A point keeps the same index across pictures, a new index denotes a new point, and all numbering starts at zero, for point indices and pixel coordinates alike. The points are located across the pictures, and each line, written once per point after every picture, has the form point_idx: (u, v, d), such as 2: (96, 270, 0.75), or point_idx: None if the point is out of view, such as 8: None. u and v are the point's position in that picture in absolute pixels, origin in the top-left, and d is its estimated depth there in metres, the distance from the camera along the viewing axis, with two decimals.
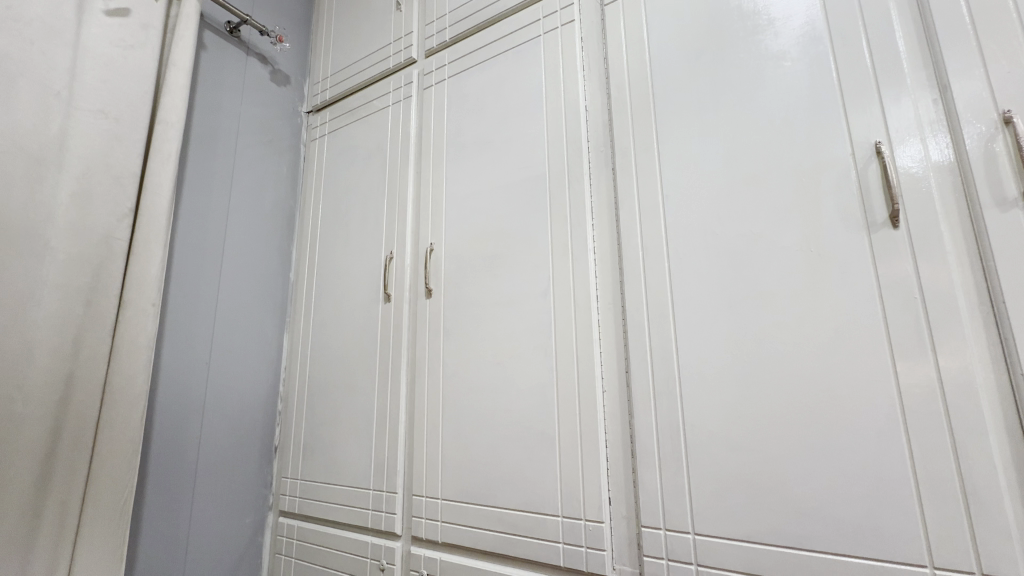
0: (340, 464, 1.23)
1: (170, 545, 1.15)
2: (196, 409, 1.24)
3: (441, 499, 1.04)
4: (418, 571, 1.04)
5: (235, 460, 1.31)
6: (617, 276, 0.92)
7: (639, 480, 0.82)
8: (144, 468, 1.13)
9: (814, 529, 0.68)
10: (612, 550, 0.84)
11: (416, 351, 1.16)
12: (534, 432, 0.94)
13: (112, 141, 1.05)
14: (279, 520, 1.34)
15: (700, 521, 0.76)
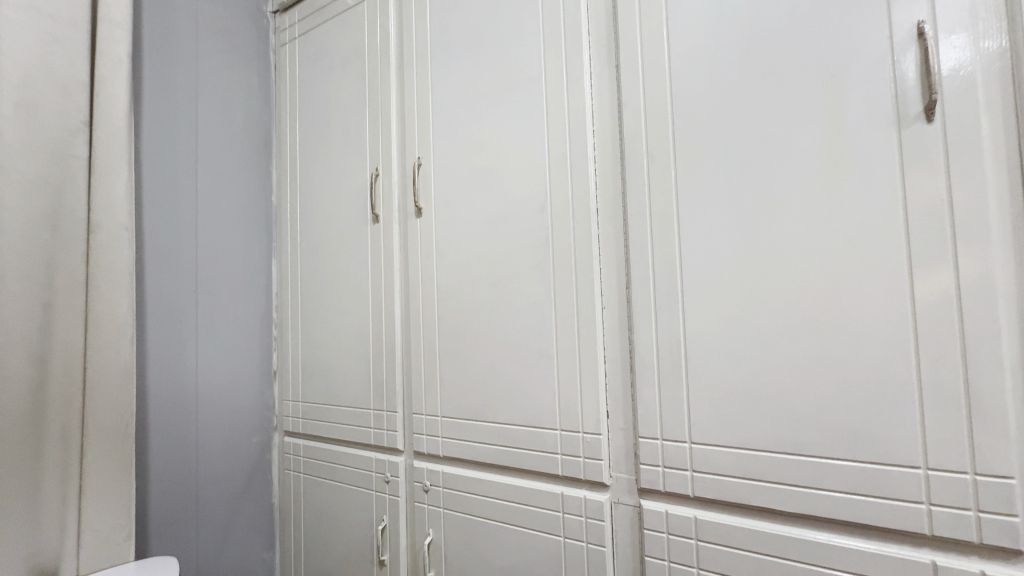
0: (339, 386, 1.24)
1: (181, 465, 1.20)
2: (190, 335, 1.23)
3: (441, 417, 1.05)
4: (421, 483, 1.08)
5: (235, 384, 1.31)
6: (619, 188, 0.86)
7: (638, 394, 0.82)
8: (143, 394, 1.14)
9: (811, 435, 0.68)
10: (610, 459, 0.86)
11: (410, 274, 1.12)
12: (532, 350, 0.93)
13: (50, 43, 0.92)
14: (285, 440, 1.37)
15: (697, 431, 0.76)
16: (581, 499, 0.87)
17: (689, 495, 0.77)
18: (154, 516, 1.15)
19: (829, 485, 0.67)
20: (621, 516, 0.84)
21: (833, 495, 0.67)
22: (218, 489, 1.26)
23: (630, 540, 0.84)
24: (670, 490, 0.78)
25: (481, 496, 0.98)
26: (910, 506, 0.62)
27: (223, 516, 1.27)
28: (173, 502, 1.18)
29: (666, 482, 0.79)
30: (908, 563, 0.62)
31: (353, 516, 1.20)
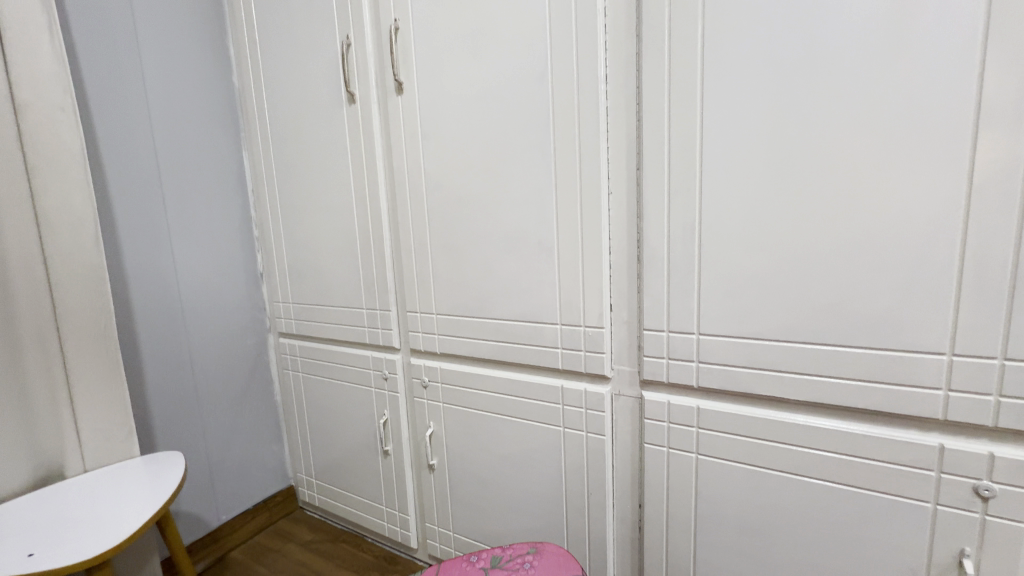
0: (329, 287, 1.19)
1: (176, 366, 1.17)
2: (163, 237, 1.14)
3: (436, 314, 1.01)
4: (420, 379, 1.07)
5: (220, 287, 1.26)
6: (633, 48, 0.73)
7: (644, 286, 0.77)
8: (123, 301, 1.07)
9: (829, 322, 0.64)
10: (612, 352, 0.83)
11: (394, 163, 1.01)
12: (531, 242, 0.86)
13: None
14: (280, 341, 1.35)
15: (706, 322, 0.72)
16: (582, 391, 0.85)
17: (693, 386, 0.75)
18: (156, 415, 1.13)
19: (843, 373, 0.64)
20: (621, 406, 0.84)
21: (846, 383, 0.64)
22: (217, 389, 1.26)
23: (629, 428, 0.84)
24: (673, 381, 0.77)
25: (480, 390, 0.98)
26: (927, 392, 0.60)
27: (228, 414, 1.28)
28: (175, 405, 1.17)
29: (669, 373, 0.77)
30: (913, 446, 0.61)
31: (354, 411, 1.22)
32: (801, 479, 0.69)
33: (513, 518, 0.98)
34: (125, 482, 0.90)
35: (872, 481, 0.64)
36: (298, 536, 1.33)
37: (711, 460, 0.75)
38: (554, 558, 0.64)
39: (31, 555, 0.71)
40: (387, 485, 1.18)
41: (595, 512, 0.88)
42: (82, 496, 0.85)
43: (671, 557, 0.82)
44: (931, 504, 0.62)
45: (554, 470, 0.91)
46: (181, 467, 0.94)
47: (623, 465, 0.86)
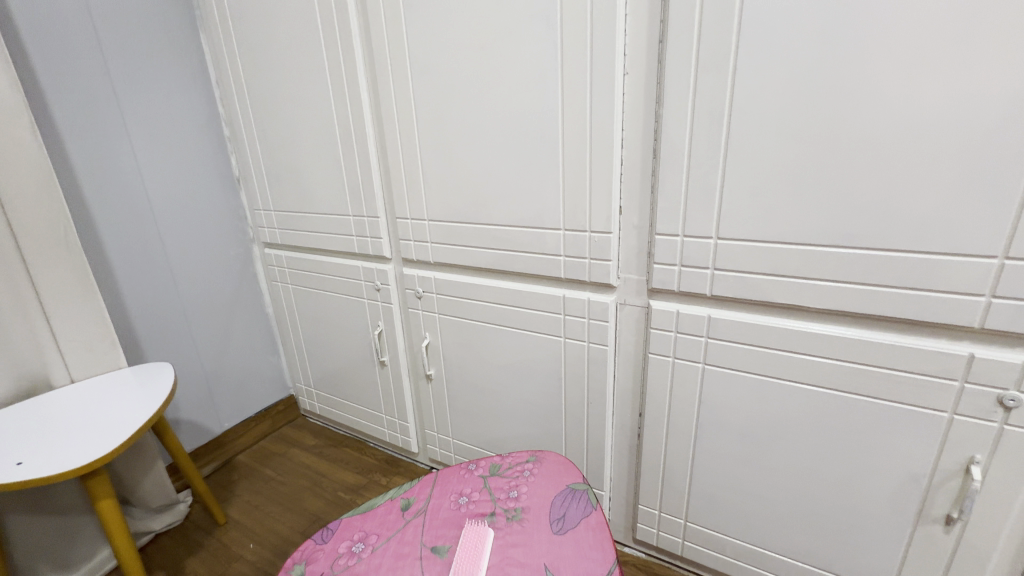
0: (310, 193, 1.09)
1: (154, 277, 1.11)
2: (119, 137, 1.02)
3: (428, 221, 0.93)
4: (413, 290, 1.02)
5: (193, 193, 1.16)
6: None
7: (659, 184, 0.69)
8: (85, 209, 0.98)
9: (867, 223, 0.57)
10: (619, 260, 0.77)
11: (373, 43, 0.86)
12: (532, 136, 0.76)
13: None
14: (266, 252, 1.29)
15: (727, 225, 0.65)
16: (585, 301, 0.80)
17: (706, 294, 0.70)
18: (141, 328, 1.09)
19: (875, 279, 0.58)
20: (625, 316, 0.80)
21: (877, 289, 0.58)
22: (204, 301, 1.21)
23: (633, 339, 0.80)
24: (685, 290, 0.71)
25: (476, 301, 0.93)
26: (967, 299, 0.54)
27: (218, 327, 1.25)
28: (161, 318, 1.13)
29: (681, 281, 0.71)
30: (941, 355, 0.57)
31: (348, 323, 1.18)
32: (812, 389, 0.66)
33: (512, 425, 0.99)
34: (113, 391, 0.88)
35: (888, 391, 0.62)
36: (302, 441, 1.37)
37: (718, 370, 0.73)
38: (554, 466, 0.63)
39: (20, 464, 0.70)
40: (386, 395, 1.19)
41: (594, 421, 0.87)
42: (69, 406, 0.83)
43: (669, 462, 0.82)
44: (948, 414, 0.59)
45: (554, 381, 0.89)
46: (170, 377, 0.92)
47: (625, 375, 0.83)
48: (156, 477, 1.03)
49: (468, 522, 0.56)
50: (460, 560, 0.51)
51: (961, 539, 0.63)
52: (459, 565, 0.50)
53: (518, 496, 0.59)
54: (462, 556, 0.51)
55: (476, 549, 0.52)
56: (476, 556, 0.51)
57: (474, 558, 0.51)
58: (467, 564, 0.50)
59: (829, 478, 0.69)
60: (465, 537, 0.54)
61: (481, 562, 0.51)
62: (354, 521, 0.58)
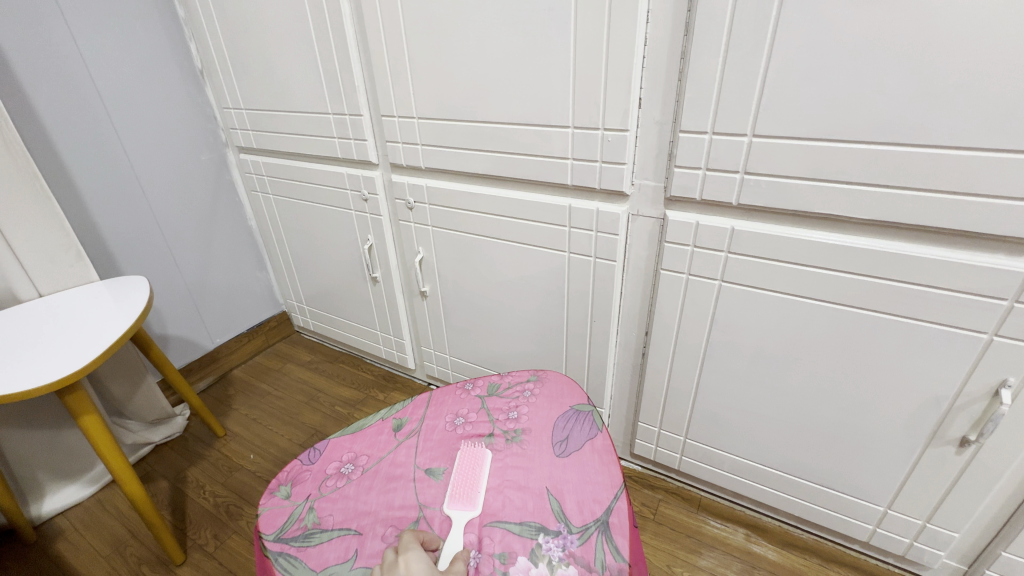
0: (283, 87, 0.96)
1: (119, 185, 1.01)
2: (53, 16, 0.86)
3: (417, 119, 0.82)
4: (404, 200, 0.93)
5: (151, 88, 1.02)
6: None
7: (689, 69, 0.58)
8: (26, 105, 0.86)
9: (940, 113, 0.48)
10: (634, 163, 0.68)
11: None
12: (538, 6, 0.63)
13: None
14: (242, 158, 1.17)
15: (767, 120, 0.56)
16: (594, 212, 0.72)
17: (732, 204, 0.62)
18: (112, 241, 1.02)
19: (935, 184, 0.50)
20: (638, 228, 0.72)
21: (934, 196, 0.51)
22: (178, 213, 1.12)
23: (644, 253, 0.74)
24: (708, 198, 0.63)
25: (473, 212, 0.85)
26: None
27: (197, 240, 1.17)
28: (132, 231, 1.05)
29: (704, 188, 0.63)
30: (994, 272, 0.51)
31: (336, 237, 1.11)
32: (839, 308, 0.61)
33: (511, 343, 0.95)
34: (84, 305, 0.82)
35: (925, 311, 0.56)
36: (297, 357, 1.35)
37: (736, 287, 0.67)
38: (556, 386, 0.59)
39: None
40: (380, 312, 1.14)
41: (597, 339, 0.83)
42: (37, 320, 0.78)
43: (673, 381, 0.80)
44: (988, 335, 0.54)
45: (556, 298, 0.84)
46: (147, 290, 0.86)
47: (632, 292, 0.78)
48: (145, 393, 1.01)
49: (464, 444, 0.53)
50: (456, 483, 0.48)
51: (972, 460, 0.61)
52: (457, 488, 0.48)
53: (518, 417, 0.55)
54: (459, 478, 0.49)
55: (472, 472, 0.49)
56: (473, 479, 0.48)
57: (472, 480, 0.48)
58: (464, 487, 0.48)
59: (842, 399, 0.66)
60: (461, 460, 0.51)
61: (478, 485, 0.48)
62: (343, 441, 0.55)
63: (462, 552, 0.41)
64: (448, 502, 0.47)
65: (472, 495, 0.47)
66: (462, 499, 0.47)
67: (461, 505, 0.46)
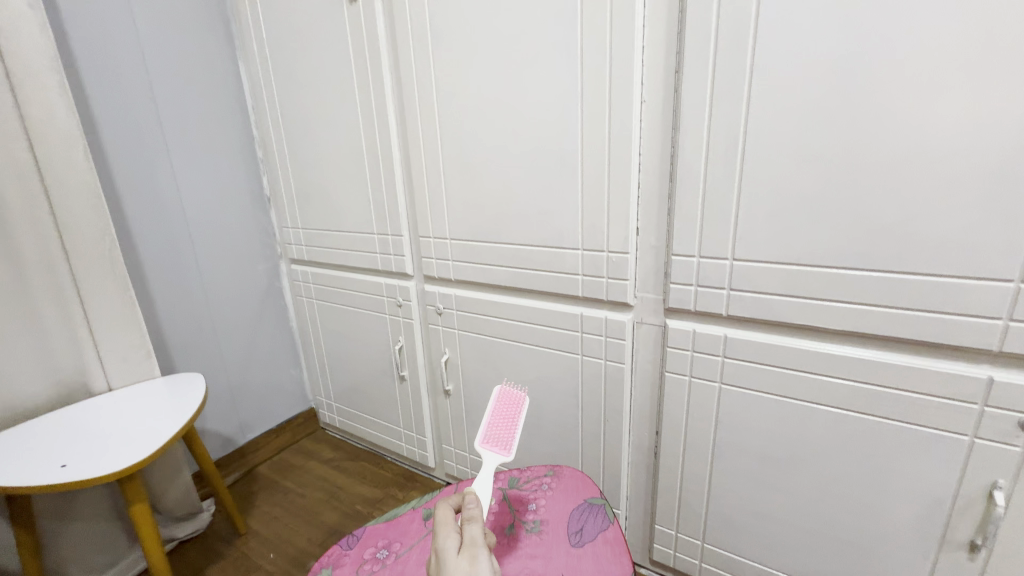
0: (336, 211, 1.14)
1: (186, 290, 1.16)
2: (161, 159, 1.08)
3: (450, 239, 0.97)
4: (434, 306, 1.05)
5: (227, 211, 1.22)
6: None
7: (676, 207, 0.71)
8: (127, 228, 1.04)
9: (883, 245, 0.58)
10: (635, 280, 0.79)
11: (402, 71, 0.92)
12: (552, 158, 0.79)
13: None
14: (292, 268, 1.33)
15: (743, 247, 0.67)
16: (602, 319, 0.82)
17: (722, 314, 0.72)
18: (172, 340, 1.14)
19: (891, 301, 0.59)
20: (643, 335, 0.81)
21: (893, 311, 0.59)
22: (232, 314, 1.26)
23: (650, 358, 0.82)
24: (701, 309, 0.73)
25: (496, 318, 0.95)
26: (984, 321, 0.55)
27: (244, 339, 1.29)
28: (191, 330, 1.18)
29: (697, 301, 0.73)
30: (959, 378, 0.58)
31: (369, 338, 1.22)
32: (829, 411, 0.67)
33: (530, 442, 1.00)
34: (146, 400, 0.92)
35: (907, 414, 0.62)
36: (321, 454, 1.39)
37: (734, 390, 0.73)
38: (572, 480, 0.64)
39: (64, 466, 0.73)
40: (405, 410, 1.21)
41: (611, 438, 0.88)
42: (106, 412, 0.88)
43: (686, 482, 0.83)
44: (969, 437, 0.59)
45: (571, 398, 0.91)
46: (202, 386, 0.96)
47: (642, 393, 0.84)
48: (181, 484, 1.06)
49: (495, 393, 0.65)
50: (489, 432, 0.59)
51: (986, 567, 0.62)
52: (491, 433, 0.59)
53: (536, 509, 0.60)
54: (495, 429, 0.59)
55: (510, 427, 0.60)
56: (509, 431, 0.59)
57: (506, 431, 0.59)
58: (497, 436, 0.58)
59: (848, 502, 0.69)
60: (495, 410, 0.63)
61: (509, 436, 0.59)
62: (378, 529, 0.60)
63: (475, 513, 0.43)
64: (481, 444, 0.57)
65: (505, 444, 0.57)
66: (496, 445, 0.57)
67: (496, 449, 0.56)
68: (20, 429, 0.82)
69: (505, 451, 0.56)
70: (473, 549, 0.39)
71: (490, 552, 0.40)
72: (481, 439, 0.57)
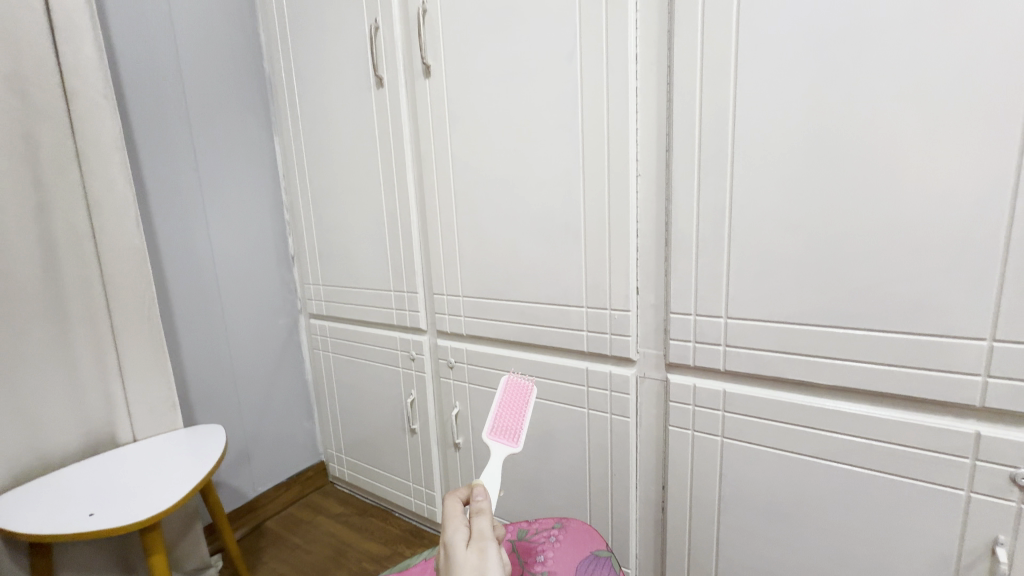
0: (356, 269, 1.22)
1: (211, 343, 1.22)
2: (199, 222, 1.18)
3: (462, 296, 1.03)
4: (446, 360, 1.10)
5: (254, 269, 1.30)
6: (665, 25, 0.72)
7: (672, 268, 0.77)
8: (164, 285, 1.12)
9: (864, 305, 0.63)
10: (637, 335, 0.83)
11: (421, 146, 1.02)
12: (557, 223, 0.86)
13: None
14: (311, 322, 1.40)
15: (735, 306, 0.72)
16: (607, 374, 0.86)
17: (720, 369, 0.75)
18: (194, 392, 1.19)
19: (877, 357, 0.63)
20: (646, 389, 0.85)
21: (879, 367, 0.63)
22: (251, 367, 1.31)
23: (654, 411, 0.84)
24: (700, 364, 0.77)
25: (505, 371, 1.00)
26: (965, 377, 0.58)
27: (261, 391, 1.34)
28: (213, 382, 1.23)
29: (696, 356, 0.77)
30: (948, 432, 0.60)
31: (382, 391, 1.25)
32: (828, 465, 0.69)
33: (538, 497, 1.01)
34: (169, 450, 0.95)
35: (903, 468, 0.64)
36: (329, 509, 1.39)
37: (736, 443, 0.76)
38: (579, 532, 0.66)
39: (93, 514, 0.76)
40: (414, 463, 1.22)
41: (618, 493, 0.89)
42: (131, 462, 0.91)
43: (694, 539, 0.83)
44: (965, 491, 0.61)
45: (578, 451, 0.93)
46: (222, 438, 0.99)
47: (647, 447, 0.87)
48: (193, 538, 1.07)
49: (503, 383, 0.69)
50: (497, 425, 0.63)
51: None
52: (499, 424, 0.63)
53: (544, 560, 0.62)
54: (503, 421, 0.64)
55: (517, 418, 0.64)
56: (517, 423, 0.63)
57: (515, 421, 0.64)
58: (506, 428, 0.62)
59: (856, 559, 0.69)
60: (503, 401, 0.67)
61: (517, 427, 0.63)
62: None
63: (482, 508, 0.45)
64: (490, 436, 0.61)
65: (513, 435, 0.61)
66: (504, 437, 0.61)
67: (505, 441, 0.61)
68: (50, 478, 0.85)
69: (514, 441, 0.61)
70: (481, 543, 0.42)
71: (497, 545, 0.42)
72: (489, 432, 0.61)
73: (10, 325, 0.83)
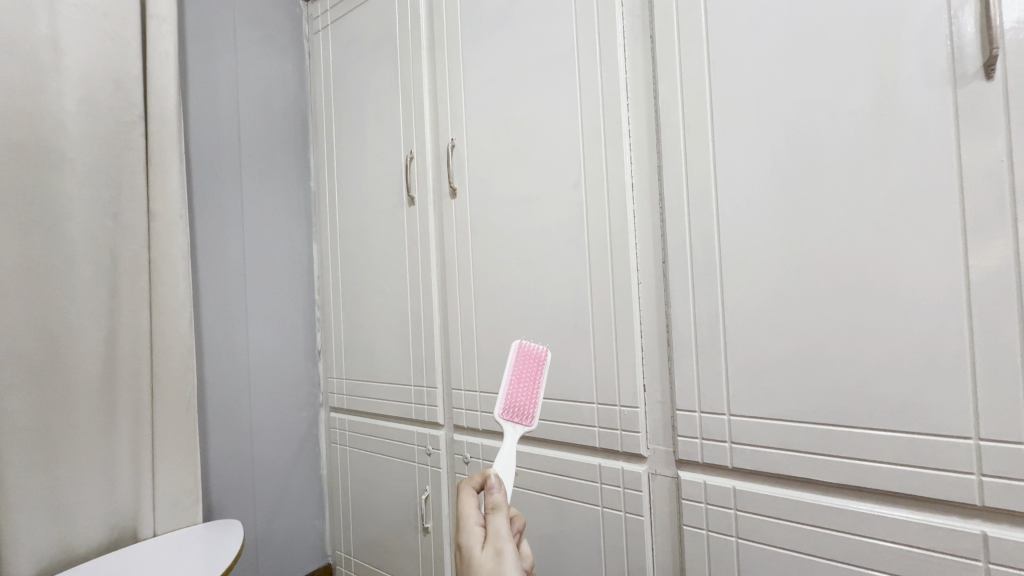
0: (379, 364, 1.29)
1: (236, 436, 1.27)
2: (240, 320, 1.29)
3: (479, 391, 1.09)
4: (462, 455, 1.12)
5: (284, 363, 1.38)
6: (654, 160, 0.86)
7: (675, 367, 0.83)
8: (202, 379, 1.21)
9: (855, 405, 0.67)
10: (647, 432, 0.87)
11: (446, 254, 1.15)
12: (568, 325, 0.94)
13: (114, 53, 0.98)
14: (331, 415, 1.44)
15: (736, 403, 0.77)
16: (619, 470, 0.89)
17: (728, 467, 0.78)
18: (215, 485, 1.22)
19: (875, 456, 0.66)
20: (659, 486, 0.86)
21: (878, 465, 0.66)
22: (270, 460, 1.34)
23: (668, 510, 0.85)
24: (709, 461, 0.79)
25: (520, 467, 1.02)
26: (960, 476, 0.61)
27: (276, 486, 1.35)
28: (233, 476, 1.26)
29: (704, 453, 0.80)
30: (956, 533, 0.62)
31: (397, 487, 1.26)
32: (846, 569, 0.69)
33: None
34: (187, 546, 0.96)
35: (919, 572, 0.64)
36: None
37: (752, 545, 0.76)
38: None
39: None
40: (425, 566, 1.19)
41: None
42: (150, 557, 0.92)
43: None
44: None
45: (594, 553, 0.92)
46: (240, 534, 1.00)
47: (663, 548, 0.86)
48: None
49: (512, 350, 0.68)
50: (509, 403, 0.67)
51: None
52: (512, 401, 0.67)
53: None
54: (515, 397, 0.67)
55: (529, 394, 0.67)
56: (528, 397, 0.67)
57: (528, 395, 0.67)
58: (518, 405, 0.67)
59: None
60: (514, 368, 0.68)
61: (529, 404, 0.67)
62: None
63: (497, 508, 0.47)
64: (504, 416, 0.66)
65: (526, 414, 0.66)
66: (518, 415, 0.66)
67: (519, 419, 0.66)
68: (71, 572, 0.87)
69: (528, 421, 0.66)
70: (496, 544, 0.45)
71: (513, 546, 0.45)
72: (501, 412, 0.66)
73: (65, 417, 0.90)
